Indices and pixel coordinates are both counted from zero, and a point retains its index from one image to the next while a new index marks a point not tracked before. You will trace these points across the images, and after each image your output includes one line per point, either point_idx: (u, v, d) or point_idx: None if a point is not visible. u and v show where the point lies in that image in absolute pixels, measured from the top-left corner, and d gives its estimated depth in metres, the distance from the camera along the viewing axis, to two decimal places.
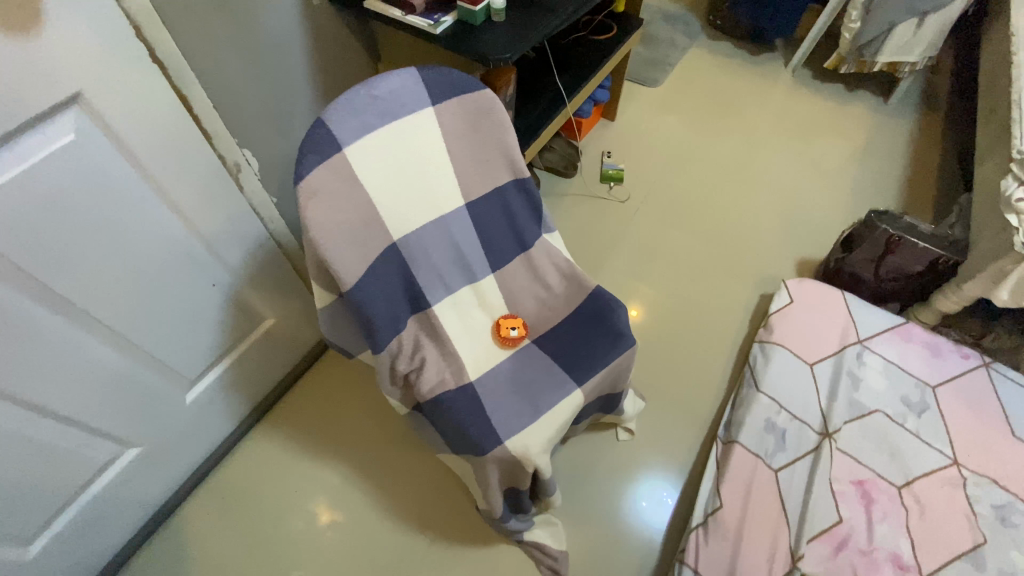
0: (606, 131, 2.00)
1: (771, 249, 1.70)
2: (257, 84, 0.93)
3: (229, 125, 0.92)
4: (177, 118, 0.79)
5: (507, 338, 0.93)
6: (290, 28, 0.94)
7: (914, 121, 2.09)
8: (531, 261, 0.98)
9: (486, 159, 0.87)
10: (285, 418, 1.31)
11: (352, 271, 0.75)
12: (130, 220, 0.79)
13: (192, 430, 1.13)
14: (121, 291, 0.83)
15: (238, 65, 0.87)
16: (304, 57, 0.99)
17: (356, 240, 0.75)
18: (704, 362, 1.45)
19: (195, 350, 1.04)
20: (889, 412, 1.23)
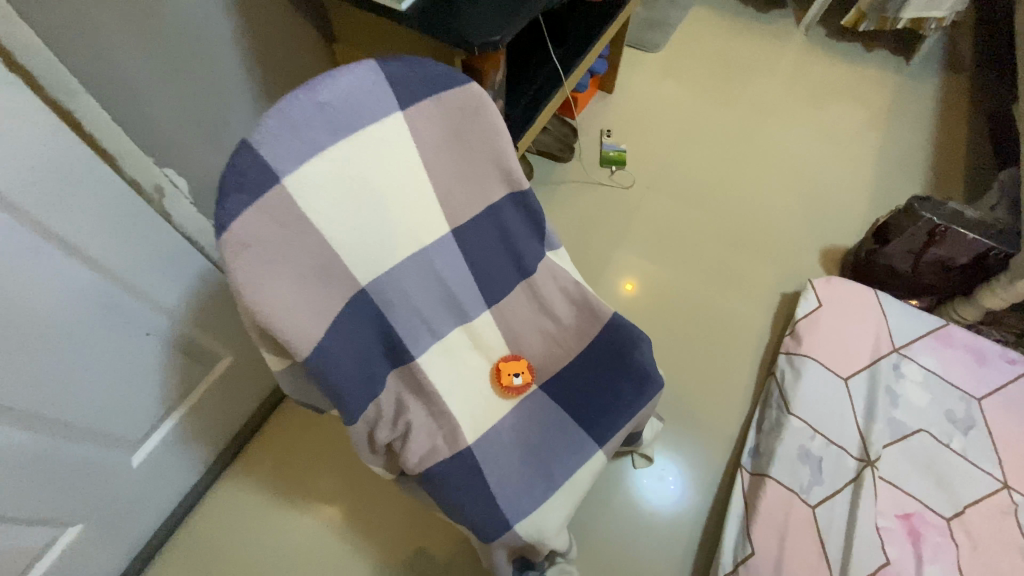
0: (605, 105, 1.78)
1: (792, 235, 1.54)
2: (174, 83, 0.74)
3: (139, 138, 0.73)
4: (57, 138, 0.60)
5: (509, 384, 0.78)
6: (211, 9, 0.74)
7: (938, 83, 1.91)
8: (534, 290, 0.81)
9: (475, 172, 0.69)
10: (256, 461, 1.15)
11: (306, 339, 0.58)
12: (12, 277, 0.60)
13: (144, 492, 0.97)
14: (16, 364, 0.65)
15: (139, 61, 0.68)
16: (236, 44, 0.80)
17: (308, 298, 0.58)
18: (726, 368, 1.30)
19: (135, 408, 0.87)
20: (934, 432, 1.11)
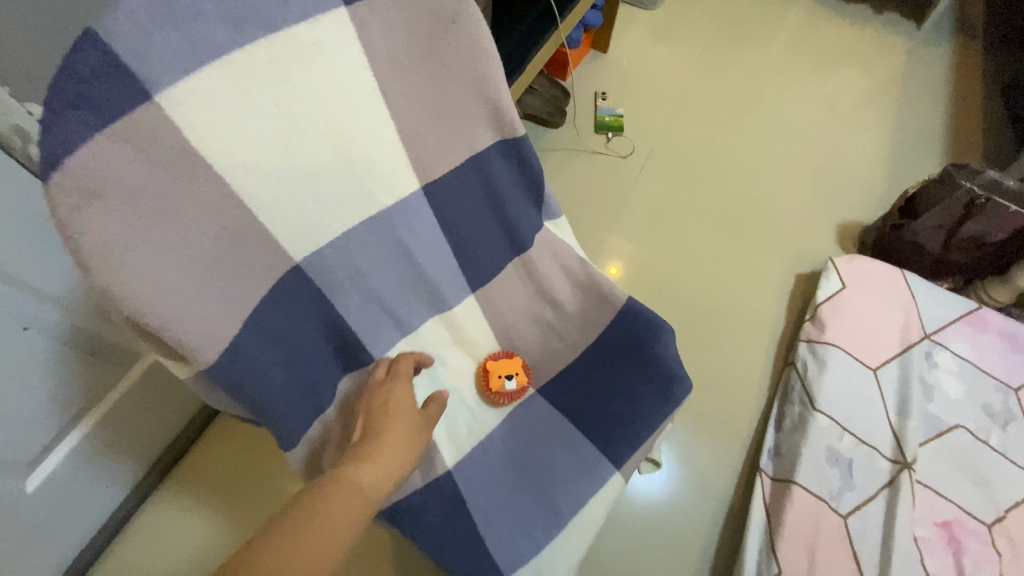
0: (598, 66, 1.61)
1: (803, 210, 1.40)
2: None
3: None
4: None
5: (497, 387, 0.62)
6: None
7: (950, 49, 1.79)
8: (530, 271, 0.65)
9: (452, 110, 0.52)
10: (185, 488, 0.95)
11: (206, 339, 0.40)
12: None
13: (50, 522, 0.77)
14: None
15: None
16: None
17: (208, 280, 0.40)
18: (737, 358, 1.16)
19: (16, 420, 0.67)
20: (969, 427, 0.99)
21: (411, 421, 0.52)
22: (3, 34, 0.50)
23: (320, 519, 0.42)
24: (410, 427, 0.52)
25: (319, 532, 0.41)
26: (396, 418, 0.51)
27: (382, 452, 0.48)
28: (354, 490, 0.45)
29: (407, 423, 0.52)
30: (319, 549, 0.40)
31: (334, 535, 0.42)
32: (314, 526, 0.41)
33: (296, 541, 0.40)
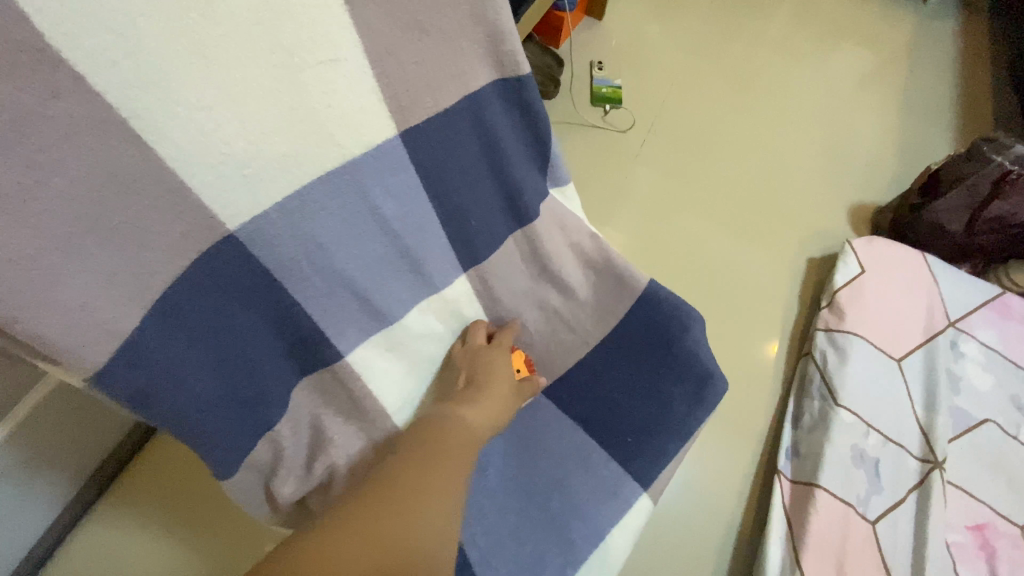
0: (594, 35, 1.49)
1: (813, 190, 1.32)
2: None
3: None
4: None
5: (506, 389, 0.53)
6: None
7: (957, 26, 1.72)
8: (537, 249, 0.53)
9: (438, 31, 0.41)
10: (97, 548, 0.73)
11: (67, 316, 0.30)
12: None
13: None
14: None
15: None
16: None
17: (77, 239, 0.30)
18: (750, 348, 1.07)
19: None
20: (1001, 422, 0.92)
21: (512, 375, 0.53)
22: None
23: (439, 458, 0.44)
24: (510, 381, 0.52)
25: (438, 469, 0.44)
26: (496, 372, 0.51)
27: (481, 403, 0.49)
28: (464, 432, 0.47)
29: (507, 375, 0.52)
30: (441, 485, 0.43)
31: (453, 471, 0.44)
32: (434, 463, 0.44)
33: (422, 478, 0.43)
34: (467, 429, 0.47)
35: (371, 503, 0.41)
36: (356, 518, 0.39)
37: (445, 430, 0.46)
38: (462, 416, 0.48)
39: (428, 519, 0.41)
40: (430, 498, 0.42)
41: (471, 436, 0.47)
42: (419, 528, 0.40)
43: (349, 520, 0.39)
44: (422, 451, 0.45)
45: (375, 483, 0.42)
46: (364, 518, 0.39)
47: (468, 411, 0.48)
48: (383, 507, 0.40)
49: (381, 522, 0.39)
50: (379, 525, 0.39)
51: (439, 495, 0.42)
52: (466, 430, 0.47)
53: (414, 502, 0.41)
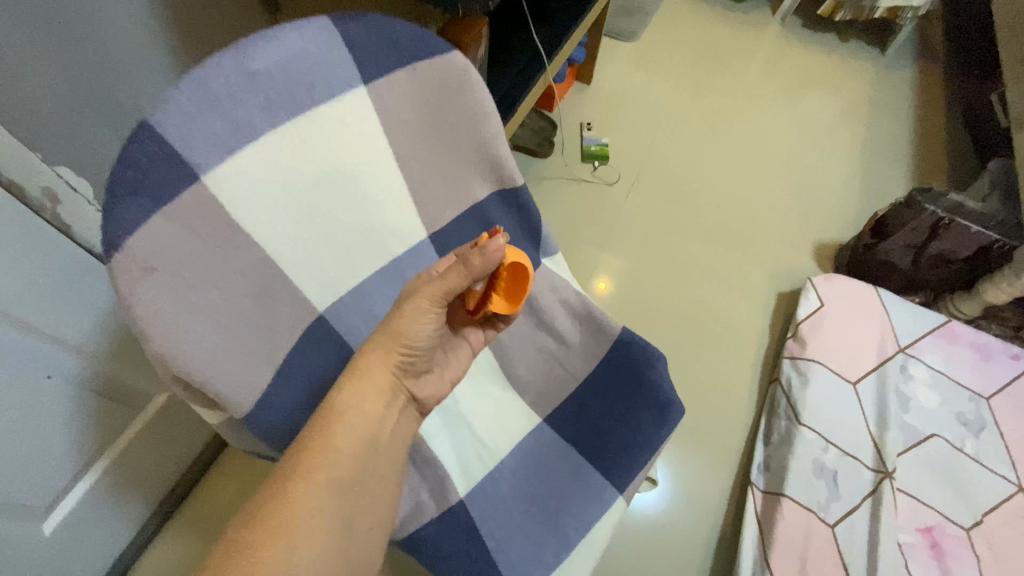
0: (583, 96, 1.67)
1: (782, 230, 1.47)
2: (64, 56, 0.59)
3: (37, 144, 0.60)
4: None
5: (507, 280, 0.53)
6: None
7: (914, 74, 1.90)
8: (531, 303, 0.71)
9: (457, 167, 0.57)
10: (181, 540, 0.94)
11: None
12: None
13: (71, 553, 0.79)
14: None
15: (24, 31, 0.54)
16: (142, 2, 0.65)
17: None
18: (726, 375, 1.22)
19: (53, 468, 0.71)
20: (947, 435, 1.05)
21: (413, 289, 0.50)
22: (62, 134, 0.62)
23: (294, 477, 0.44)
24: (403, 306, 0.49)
25: (316, 459, 0.45)
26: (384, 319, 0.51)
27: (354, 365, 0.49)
28: (338, 413, 0.47)
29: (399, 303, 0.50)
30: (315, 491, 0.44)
31: (335, 454, 0.46)
32: (309, 455, 0.45)
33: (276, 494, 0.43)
34: (337, 406, 0.47)
35: (260, 503, 0.42)
36: (250, 525, 0.41)
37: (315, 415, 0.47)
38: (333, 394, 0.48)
39: (324, 503, 0.44)
40: (316, 486, 0.44)
41: (349, 412, 0.47)
42: (313, 519, 0.43)
43: (244, 529, 0.41)
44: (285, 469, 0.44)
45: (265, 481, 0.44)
46: (258, 521, 0.42)
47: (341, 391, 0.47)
48: (274, 507, 0.42)
49: (278, 525, 0.42)
50: (274, 529, 0.41)
51: (326, 480, 0.45)
52: (339, 402, 0.47)
53: (301, 495, 0.43)
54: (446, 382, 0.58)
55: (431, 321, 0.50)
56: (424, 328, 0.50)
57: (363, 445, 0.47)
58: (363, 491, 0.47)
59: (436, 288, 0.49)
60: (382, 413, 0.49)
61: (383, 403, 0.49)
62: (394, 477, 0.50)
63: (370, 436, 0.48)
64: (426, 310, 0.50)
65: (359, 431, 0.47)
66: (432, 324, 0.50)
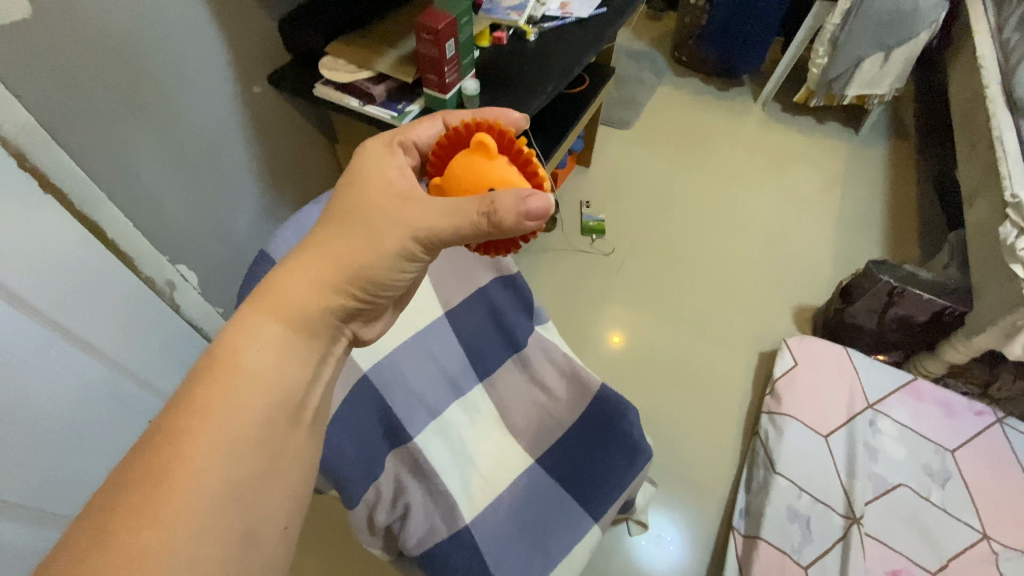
0: (583, 178, 1.90)
1: (764, 295, 1.63)
2: (194, 188, 0.90)
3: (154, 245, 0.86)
4: (63, 234, 0.65)
5: (514, 152, 0.56)
6: (208, 117, 0.87)
7: (886, 150, 2.09)
8: (525, 363, 0.88)
9: (467, 264, 0.82)
10: None
11: None
12: (41, 390, 0.64)
13: None
14: None
15: (149, 152, 0.80)
16: (246, 152, 0.98)
17: None
18: (712, 427, 1.35)
19: None
20: (912, 485, 1.15)
21: (391, 227, 0.51)
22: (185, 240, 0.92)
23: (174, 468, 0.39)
24: (384, 248, 0.51)
25: (214, 435, 0.41)
26: (336, 256, 0.50)
27: (289, 301, 0.49)
28: (246, 375, 0.45)
29: (374, 242, 0.51)
30: (216, 478, 0.40)
31: (239, 428, 0.42)
32: (203, 431, 0.41)
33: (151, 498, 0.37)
34: (253, 364, 0.45)
35: (134, 499, 0.37)
36: (126, 521, 0.36)
37: (213, 381, 0.43)
38: (248, 348, 0.46)
39: (227, 487, 0.40)
40: (211, 476, 0.40)
41: (260, 374, 0.45)
42: (216, 507, 0.39)
43: (118, 529, 0.36)
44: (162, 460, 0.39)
45: (128, 475, 0.38)
46: (118, 532, 0.36)
47: (255, 345, 0.46)
48: (159, 496, 0.37)
49: (169, 520, 0.37)
50: (160, 522, 0.37)
51: (227, 460, 0.41)
52: (250, 359, 0.45)
53: (198, 478, 0.39)
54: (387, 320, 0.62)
55: (406, 266, 0.53)
56: (392, 275, 0.52)
57: (272, 418, 0.45)
58: (273, 472, 0.45)
59: (434, 233, 0.50)
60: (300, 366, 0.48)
61: (308, 361, 0.49)
62: (307, 455, 0.49)
63: (291, 401, 0.47)
64: (406, 257, 0.52)
65: (273, 398, 0.45)
66: (402, 271, 0.53)
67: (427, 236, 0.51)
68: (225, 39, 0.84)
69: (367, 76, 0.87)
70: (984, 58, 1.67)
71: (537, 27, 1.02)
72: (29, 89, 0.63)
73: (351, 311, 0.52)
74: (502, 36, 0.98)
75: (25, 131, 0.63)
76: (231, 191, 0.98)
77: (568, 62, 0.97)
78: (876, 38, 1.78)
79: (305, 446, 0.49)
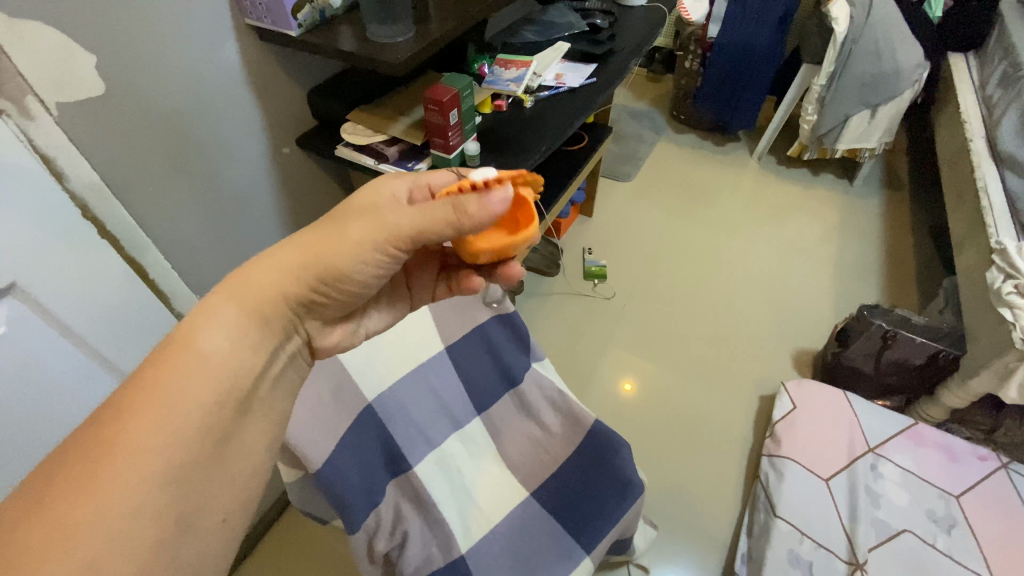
0: (586, 227, 2.00)
1: (763, 339, 1.66)
2: (226, 236, 1.00)
3: (189, 286, 0.96)
4: (115, 278, 0.74)
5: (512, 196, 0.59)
6: (242, 175, 0.98)
7: (881, 200, 2.16)
8: (521, 398, 0.93)
9: (467, 304, 0.90)
10: None
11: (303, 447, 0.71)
12: (59, 406, 0.71)
13: None
14: None
15: (190, 206, 0.90)
16: (273, 205, 1.09)
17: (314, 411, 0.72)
18: (713, 471, 1.35)
19: None
20: (917, 531, 1.13)
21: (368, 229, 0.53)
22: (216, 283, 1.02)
23: (115, 444, 0.39)
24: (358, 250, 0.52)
25: (156, 419, 0.40)
26: (303, 244, 0.52)
27: (250, 289, 0.49)
28: (199, 359, 0.44)
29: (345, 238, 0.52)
30: (157, 459, 0.40)
31: (185, 416, 0.42)
32: (147, 413, 0.40)
33: (89, 472, 0.38)
34: (209, 349, 0.45)
35: (73, 475, 0.37)
36: (60, 494, 0.37)
37: (168, 364, 0.43)
38: (207, 331, 0.46)
39: (163, 473, 0.40)
40: (152, 457, 0.40)
41: (213, 360, 0.45)
42: (154, 487, 0.39)
43: (53, 501, 0.36)
44: (105, 436, 0.39)
45: (72, 449, 0.39)
46: (54, 505, 0.36)
47: (214, 330, 0.46)
48: (94, 472, 0.38)
49: (99, 501, 0.37)
50: (90, 499, 0.37)
51: (168, 449, 0.40)
52: (206, 348, 0.45)
53: (134, 462, 0.39)
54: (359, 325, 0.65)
55: (368, 261, 0.53)
56: (353, 266, 0.53)
57: (221, 408, 0.44)
58: (215, 462, 0.44)
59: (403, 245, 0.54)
60: (258, 355, 0.49)
61: (262, 351, 0.49)
62: (258, 447, 0.48)
63: (241, 390, 0.47)
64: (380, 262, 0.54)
65: (221, 383, 0.45)
66: (366, 266, 0.54)
67: (384, 238, 0.52)
68: (260, 107, 0.96)
69: (382, 139, 0.98)
70: (968, 113, 1.76)
71: (533, 95, 1.14)
72: (96, 153, 0.74)
73: (312, 303, 0.54)
74: (502, 104, 1.11)
75: (89, 188, 0.73)
76: (257, 238, 1.08)
77: (561, 125, 1.07)
78: (861, 95, 1.89)
79: (250, 437, 0.48)
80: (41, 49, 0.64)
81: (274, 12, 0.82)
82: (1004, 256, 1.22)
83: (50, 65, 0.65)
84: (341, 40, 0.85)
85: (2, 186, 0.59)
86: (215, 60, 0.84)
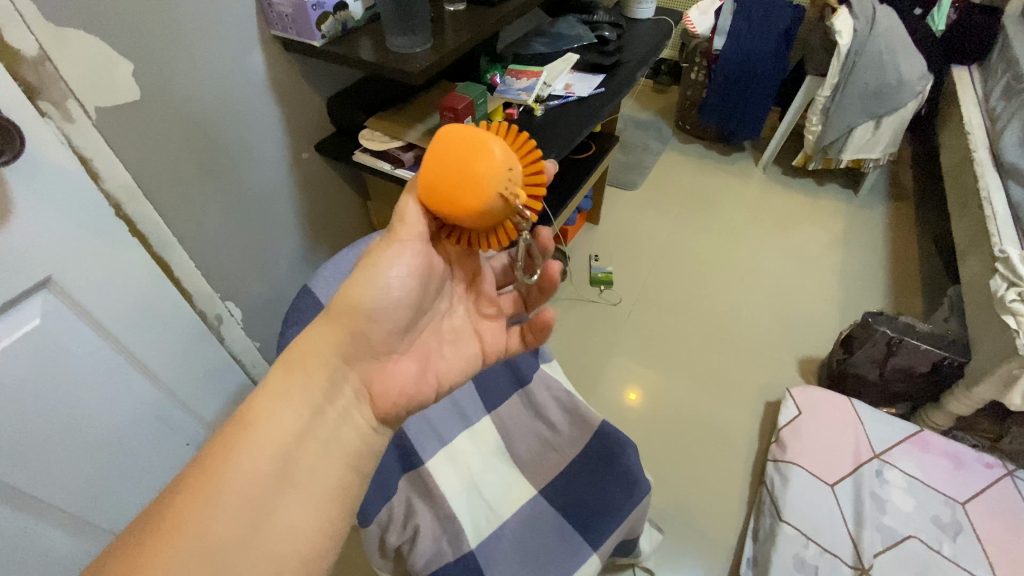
0: (593, 234, 2.03)
1: (768, 346, 1.68)
2: (246, 238, 1.03)
3: (210, 287, 0.99)
4: (141, 275, 0.77)
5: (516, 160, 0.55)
6: (263, 180, 1.02)
7: (886, 210, 2.18)
8: (530, 397, 0.95)
9: None
10: None
11: None
12: (88, 398, 0.73)
13: None
14: (94, 473, 0.77)
15: (212, 210, 0.94)
16: (291, 210, 1.12)
17: None
18: (719, 477, 1.36)
19: None
20: (924, 537, 1.13)
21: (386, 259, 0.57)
22: (234, 284, 1.05)
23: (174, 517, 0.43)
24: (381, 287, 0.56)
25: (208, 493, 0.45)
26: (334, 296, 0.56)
27: (298, 355, 0.54)
28: (250, 430, 0.48)
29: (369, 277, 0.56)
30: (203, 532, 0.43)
31: (233, 487, 0.46)
32: (204, 487, 0.45)
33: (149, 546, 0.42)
34: (260, 420, 0.49)
35: (140, 548, 0.42)
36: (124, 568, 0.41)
37: (228, 438, 0.48)
38: (262, 400, 0.50)
39: (207, 545, 0.43)
40: (203, 531, 0.43)
41: (262, 430, 0.49)
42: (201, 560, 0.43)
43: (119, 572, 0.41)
44: (170, 510, 0.44)
45: (146, 522, 0.44)
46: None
47: (265, 397, 0.51)
48: (153, 544, 0.42)
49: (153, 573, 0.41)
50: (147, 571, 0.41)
51: (213, 520, 0.44)
52: (257, 416, 0.49)
53: (184, 534, 0.43)
54: (422, 371, 0.62)
55: (386, 280, 0.56)
56: (375, 290, 0.56)
57: (266, 480, 0.47)
58: (259, 536, 0.46)
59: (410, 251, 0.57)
60: (305, 417, 0.52)
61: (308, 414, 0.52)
62: (306, 524, 0.49)
63: (287, 461, 0.49)
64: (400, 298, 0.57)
65: (268, 456, 0.48)
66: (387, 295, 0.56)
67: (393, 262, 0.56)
68: (282, 114, 0.99)
69: (398, 145, 1.02)
70: (972, 124, 1.78)
71: (543, 104, 1.17)
72: (129, 157, 0.78)
73: (355, 352, 0.56)
74: (514, 112, 1.14)
75: (122, 188, 0.77)
76: (276, 241, 1.11)
77: (570, 133, 1.10)
78: (865, 107, 1.92)
79: (299, 517, 0.48)
80: (82, 57, 0.68)
81: (299, 24, 0.85)
82: (1008, 264, 1.23)
83: (91, 72, 0.69)
84: (361, 50, 0.89)
85: (41, 186, 0.62)
86: (242, 68, 0.88)
